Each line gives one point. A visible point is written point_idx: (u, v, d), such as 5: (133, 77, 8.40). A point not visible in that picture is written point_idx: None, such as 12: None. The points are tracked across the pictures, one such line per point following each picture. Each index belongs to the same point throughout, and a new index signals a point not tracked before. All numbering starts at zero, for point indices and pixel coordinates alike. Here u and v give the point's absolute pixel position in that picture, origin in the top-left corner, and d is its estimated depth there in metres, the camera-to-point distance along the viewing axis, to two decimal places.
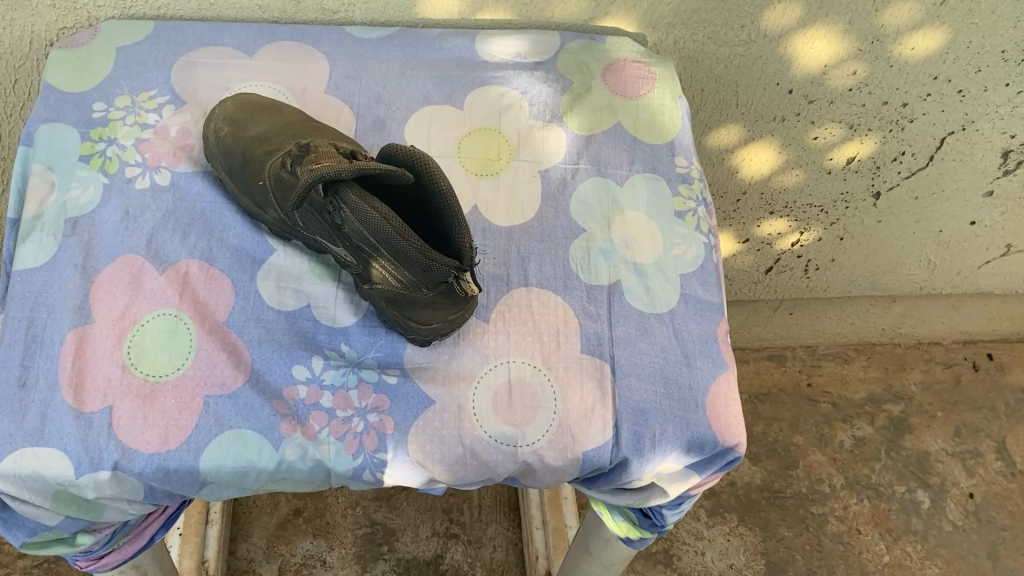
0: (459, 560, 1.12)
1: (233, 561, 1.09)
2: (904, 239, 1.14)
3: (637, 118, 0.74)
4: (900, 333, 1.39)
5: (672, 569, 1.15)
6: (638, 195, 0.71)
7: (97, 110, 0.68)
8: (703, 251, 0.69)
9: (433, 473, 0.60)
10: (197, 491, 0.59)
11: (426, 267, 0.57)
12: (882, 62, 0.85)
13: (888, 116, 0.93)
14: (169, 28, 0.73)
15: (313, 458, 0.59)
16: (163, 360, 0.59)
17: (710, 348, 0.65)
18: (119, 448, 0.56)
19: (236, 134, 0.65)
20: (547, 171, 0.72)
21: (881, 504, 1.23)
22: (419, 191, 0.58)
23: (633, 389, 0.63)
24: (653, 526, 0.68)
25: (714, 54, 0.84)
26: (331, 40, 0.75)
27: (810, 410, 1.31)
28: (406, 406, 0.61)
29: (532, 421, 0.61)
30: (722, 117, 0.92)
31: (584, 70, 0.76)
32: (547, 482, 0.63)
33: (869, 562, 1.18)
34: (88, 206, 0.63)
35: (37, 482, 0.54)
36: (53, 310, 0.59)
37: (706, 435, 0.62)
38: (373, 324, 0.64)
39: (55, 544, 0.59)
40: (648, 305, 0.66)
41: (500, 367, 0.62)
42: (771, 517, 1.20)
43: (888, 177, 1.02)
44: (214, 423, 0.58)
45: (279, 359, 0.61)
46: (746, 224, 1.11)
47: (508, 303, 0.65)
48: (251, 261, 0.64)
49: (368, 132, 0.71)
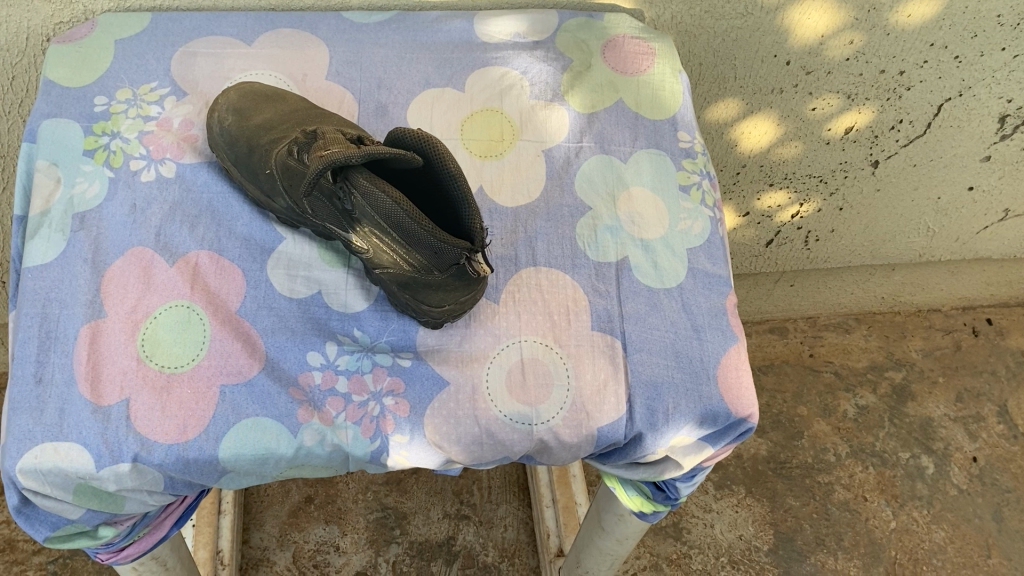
0: (471, 541, 1.13)
1: (247, 550, 1.10)
2: (902, 208, 1.15)
3: (639, 94, 0.74)
4: (900, 300, 1.40)
5: (683, 542, 1.16)
6: (642, 171, 0.71)
7: (99, 103, 0.67)
8: (709, 225, 0.70)
9: (450, 453, 0.61)
10: (217, 480, 0.59)
11: (436, 250, 0.57)
12: (879, 31, 0.85)
13: (886, 85, 0.93)
14: (167, 19, 0.73)
15: (331, 443, 0.59)
16: (178, 352, 0.59)
17: (719, 320, 0.66)
18: (138, 440, 0.56)
19: (241, 123, 0.65)
20: (551, 151, 0.72)
21: (887, 470, 1.24)
22: (428, 173, 0.58)
23: (645, 363, 0.63)
24: (666, 499, 0.69)
25: (711, 28, 0.84)
26: (329, 26, 0.74)
27: (814, 379, 1.32)
28: (420, 388, 0.61)
29: (545, 399, 0.61)
30: (721, 91, 0.92)
31: (583, 48, 0.76)
32: (562, 459, 0.64)
33: (876, 528, 1.19)
34: (95, 201, 0.63)
35: (59, 476, 0.55)
36: (67, 305, 0.60)
37: (718, 407, 0.62)
38: (385, 308, 0.64)
39: (78, 538, 0.60)
40: (657, 280, 0.66)
41: (512, 348, 0.63)
42: (778, 488, 1.21)
43: (887, 145, 1.03)
44: (231, 411, 0.58)
45: (293, 346, 0.61)
46: (746, 198, 1.11)
47: (517, 283, 0.66)
48: (260, 250, 0.64)
49: (371, 118, 0.71)
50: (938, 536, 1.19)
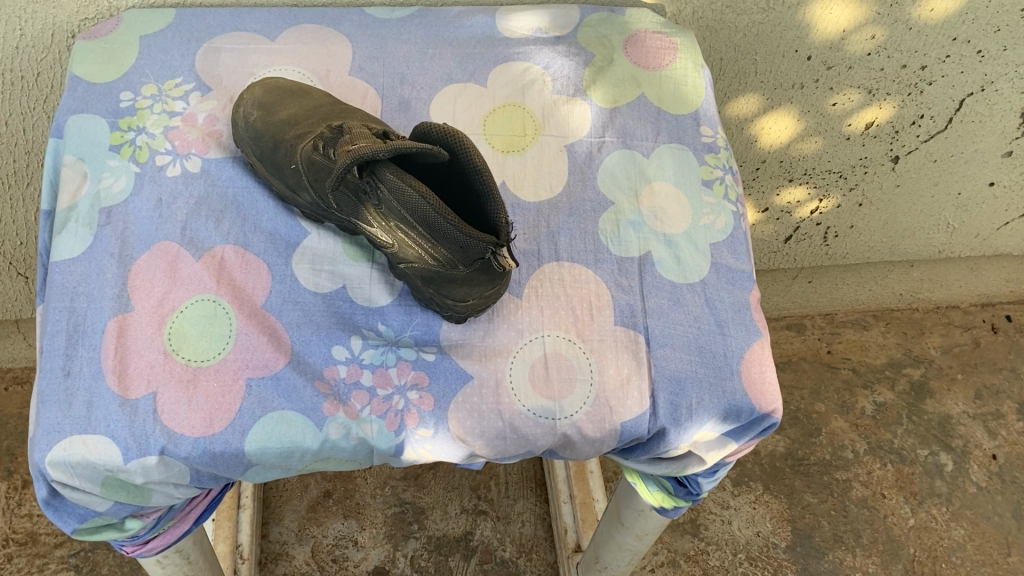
0: (489, 536, 1.14)
1: (266, 544, 1.11)
2: (922, 204, 1.14)
3: (661, 89, 0.74)
4: (918, 297, 1.39)
5: (701, 538, 1.16)
6: (665, 166, 0.71)
7: (124, 99, 0.68)
8: (732, 220, 0.69)
9: (474, 448, 0.61)
10: (242, 473, 0.60)
11: (463, 244, 0.57)
12: (901, 25, 0.85)
13: (907, 80, 0.93)
14: (191, 16, 0.73)
15: (356, 437, 0.60)
16: (204, 346, 0.59)
17: (743, 316, 0.65)
18: (166, 433, 0.56)
19: (266, 118, 0.65)
20: (574, 146, 0.72)
21: (905, 467, 1.24)
22: (454, 168, 0.58)
23: (669, 358, 0.63)
24: (688, 494, 0.69)
25: (733, 23, 0.83)
26: (352, 21, 0.75)
27: (831, 376, 1.32)
28: (444, 382, 0.61)
29: (568, 394, 0.62)
30: (742, 86, 0.92)
31: (605, 43, 0.76)
32: (585, 454, 0.64)
33: (895, 526, 1.19)
34: (121, 195, 0.64)
35: (87, 468, 0.55)
36: (94, 299, 0.60)
37: (742, 403, 0.62)
38: (409, 303, 0.65)
39: (105, 530, 0.60)
40: (680, 275, 0.66)
41: (535, 342, 0.63)
42: (796, 484, 1.21)
43: (907, 141, 1.02)
44: (257, 405, 0.58)
45: (318, 340, 0.61)
46: (765, 193, 1.11)
47: (540, 279, 0.66)
48: (285, 244, 0.65)
49: (393, 113, 0.71)
50: (958, 533, 1.18)
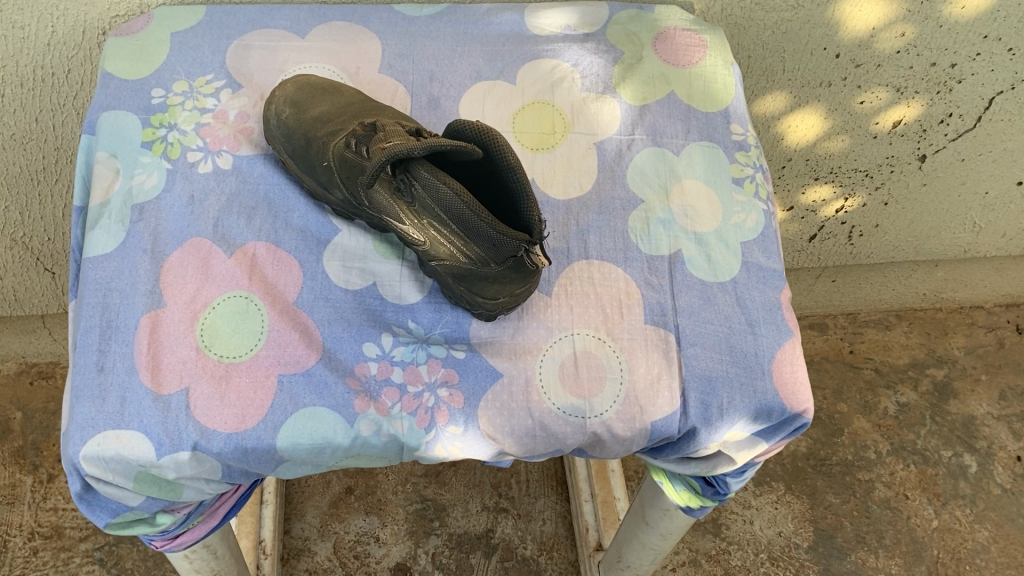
0: (510, 534, 1.14)
1: (288, 540, 1.11)
2: (949, 203, 1.13)
3: (691, 87, 0.74)
4: (941, 297, 1.38)
5: (722, 538, 1.15)
6: (695, 164, 0.71)
7: (156, 96, 0.68)
8: (763, 218, 0.69)
9: (503, 445, 0.61)
10: (274, 469, 0.60)
11: (496, 242, 0.57)
12: (931, 23, 0.84)
13: (936, 78, 0.92)
14: (221, 12, 0.74)
15: (387, 434, 0.60)
16: (236, 342, 0.59)
17: (774, 315, 0.65)
18: (198, 429, 0.57)
19: (298, 116, 0.65)
20: (603, 143, 0.71)
21: (928, 468, 1.23)
22: (487, 166, 0.58)
23: (700, 358, 0.63)
24: (715, 494, 0.68)
25: (762, 20, 0.83)
26: (381, 19, 0.75)
27: (854, 376, 1.31)
28: (474, 379, 0.61)
29: (598, 392, 0.61)
30: (769, 84, 0.92)
31: (634, 40, 0.76)
32: (614, 452, 0.64)
33: (918, 527, 1.18)
34: (153, 191, 0.64)
35: (120, 463, 0.56)
36: (127, 295, 0.60)
37: (773, 403, 0.62)
38: (439, 301, 0.65)
39: (136, 525, 0.61)
40: (711, 274, 0.66)
41: (565, 341, 0.63)
42: (818, 484, 1.20)
43: (935, 140, 1.01)
44: (289, 401, 0.59)
45: (349, 337, 0.62)
46: (791, 192, 1.10)
47: (569, 277, 0.66)
48: (316, 242, 0.65)
49: (423, 111, 0.71)
50: (982, 535, 1.18)
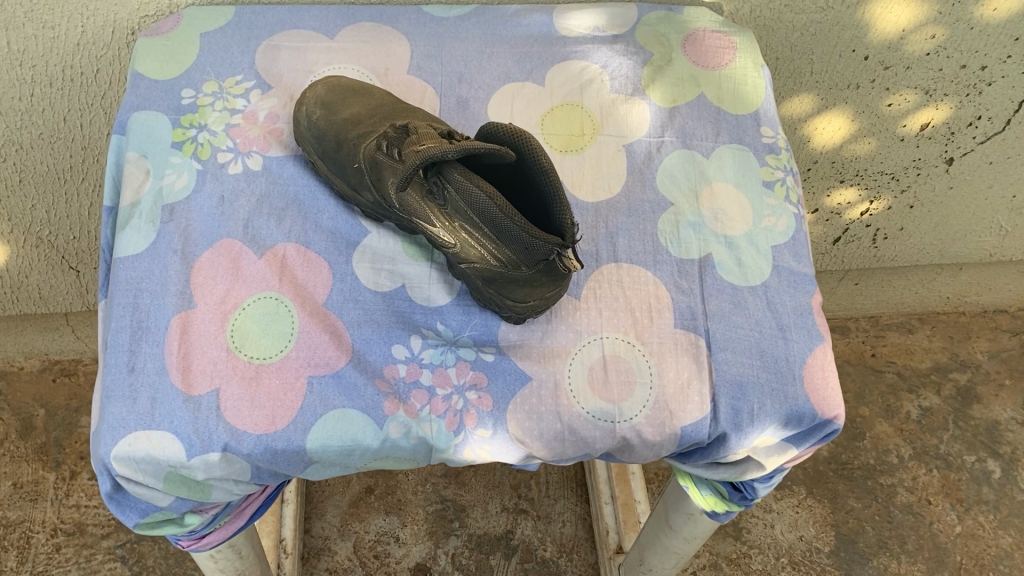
0: (530, 535, 1.13)
1: (309, 539, 1.12)
2: (976, 207, 1.12)
3: (721, 89, 0.73)
4: (965, 301, 1.37)
5: (743, 542, 1.15)
6: (725, 167, 0.70)
7: (186, 96, 0.68)
8: (794, 222, 0.68)
9: (532, 449, 0.61)
10: (302, 470, 0.60)
11: (527, 245, 0.57)
12: (962, 25, 0.83)
13: (966, 81, 0.91)
14: (250, 13, 0.74)
15: (416, 436, 0.59)
16: (267, 343, 0.59)
17: (805, 320, 0.64)
18: (229, 430, 0.57)
19: (329, 117, 0.65)
20: (633, 146, 0.71)
21: (951, 474, 1.22)
22: (520, 169, 0.58)
23: (730, 362, 0.62)
24: (742, 499, 0.68)
25: (790, 22, 0.82)
26: (410, 20, 0.74)
27: (876, 380, 1.30)
28: (503, 382, 0.61)
29: (628, 397, 0.61)
30: (796, 86, 0.91)
31: (663, 42, 0.75)
32: (643, 457, 0.63)
33: (941, 533, 1.17)
34: (183, 192, 0.64)
35: (151, 464, 0.56)
36: (158, 295, 0.60)
37: (804, 408, 0.61)
38: (467, 303, 0.64)
39: (165, 525, 0.61)
40: (741, 278, 0.66)
41: (594, 344, 0.63)
42: (839, 489, 1.20)
43: (963, 143, 1.00)
44: (319, 403, 0.59)
45: (378, 339, 0.61)
46: (816, 194, 1.09)
47: (598, 280, 0.65)
48: (345, 243, 0.65)
49: (452, 113, 0.71)
50: (1005, 542, 1.16)
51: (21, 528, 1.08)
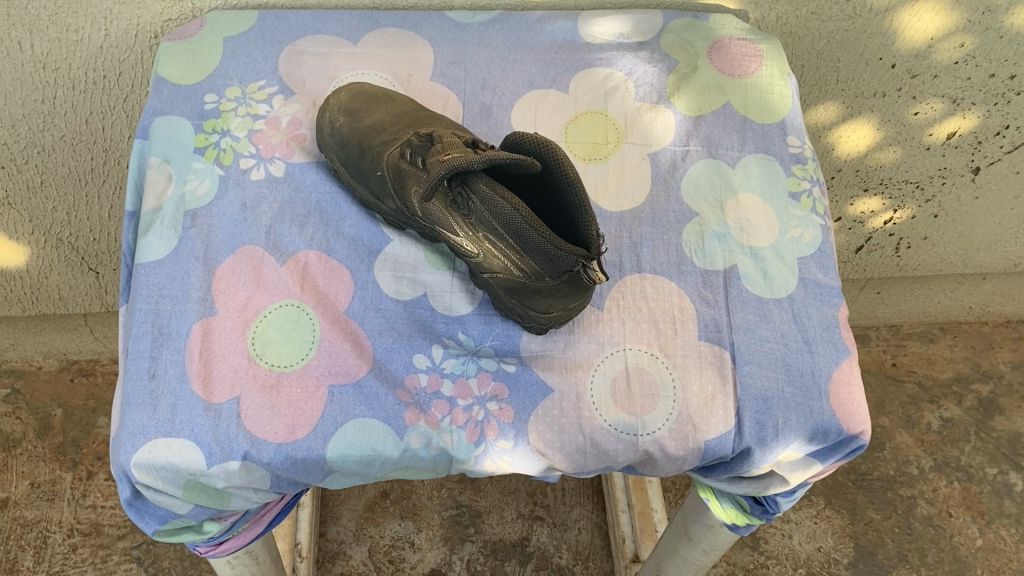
0: (545, 543, 1.13)
1: (324, 542, 1.11)
2: (1001, 216, 1.11)
3: (747, 96, 0.73)
4: (988, 311, 1.35)
5: (760, 552, 1.14)
6: (751, 177, 0.69)
7: (209, 101, 0.68)
8: (820, 233, 0.67)
9: (553, 461, 0.60)
10: (322, 479, 0.59)
11: (552, 256, 0.56)
12: (992, 33, 0.82)
13: (994, 90, 0.89)
14: (274, 18, 0.73)
15: (436, 447, 0.59)
16: (288, 351, 0.59)
17: (831, 333, 0.63)
18: (249, 439, 0.56)
19: (352, 125, 0.65)
20: (657, 154, 0.70)
21: (972, 486, 1.20)
22: (545, 179, 0.57)
23: (755, 376, 0.61)
24: (764, 513, 0.67)
25: (817, 30, 0.81)
26: (433, 26, 0.74)
27: (896, 390, 1.29)
28: (524, 394, 0.60)
29: (651, 410, 0.60)
30: (822, 94, 0.90)
31: (689, 49, 0.75)
32: (665, 470, 0.63)
33: (961, 546, 1.15)
34: (206, 198, 0.64)
35: (170, 471, 0.55)
36: (179, 302, 0.60)
37: (830, 424, 0.60)
38: (489, 312, 0.64)
39: (184, 532, 0.61)
40: (767, 290, 0.65)
41: (616, 356, 0.62)
42: (859, 500, 1.18)
43: (990, 152, 0.99)
44: (339, 412, 0.58)
45: (399, 348, 0.61)
46: (838, 202, 1.08)
47: (621, 290, 0.65)
48: (367, 251, 0.64)
49: (475, 119, 0.71)
50: None
51: (38, 527, 1.08)
